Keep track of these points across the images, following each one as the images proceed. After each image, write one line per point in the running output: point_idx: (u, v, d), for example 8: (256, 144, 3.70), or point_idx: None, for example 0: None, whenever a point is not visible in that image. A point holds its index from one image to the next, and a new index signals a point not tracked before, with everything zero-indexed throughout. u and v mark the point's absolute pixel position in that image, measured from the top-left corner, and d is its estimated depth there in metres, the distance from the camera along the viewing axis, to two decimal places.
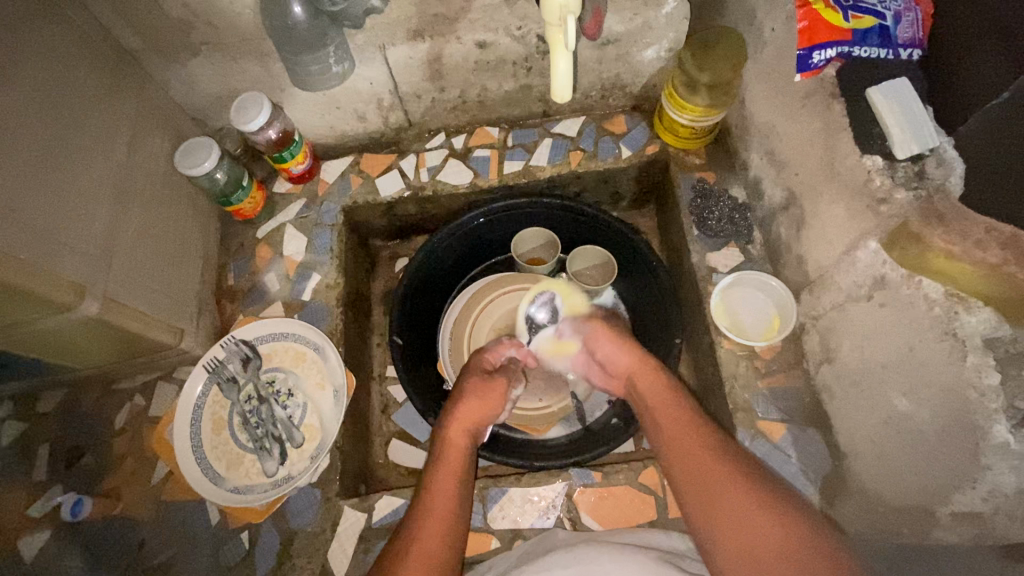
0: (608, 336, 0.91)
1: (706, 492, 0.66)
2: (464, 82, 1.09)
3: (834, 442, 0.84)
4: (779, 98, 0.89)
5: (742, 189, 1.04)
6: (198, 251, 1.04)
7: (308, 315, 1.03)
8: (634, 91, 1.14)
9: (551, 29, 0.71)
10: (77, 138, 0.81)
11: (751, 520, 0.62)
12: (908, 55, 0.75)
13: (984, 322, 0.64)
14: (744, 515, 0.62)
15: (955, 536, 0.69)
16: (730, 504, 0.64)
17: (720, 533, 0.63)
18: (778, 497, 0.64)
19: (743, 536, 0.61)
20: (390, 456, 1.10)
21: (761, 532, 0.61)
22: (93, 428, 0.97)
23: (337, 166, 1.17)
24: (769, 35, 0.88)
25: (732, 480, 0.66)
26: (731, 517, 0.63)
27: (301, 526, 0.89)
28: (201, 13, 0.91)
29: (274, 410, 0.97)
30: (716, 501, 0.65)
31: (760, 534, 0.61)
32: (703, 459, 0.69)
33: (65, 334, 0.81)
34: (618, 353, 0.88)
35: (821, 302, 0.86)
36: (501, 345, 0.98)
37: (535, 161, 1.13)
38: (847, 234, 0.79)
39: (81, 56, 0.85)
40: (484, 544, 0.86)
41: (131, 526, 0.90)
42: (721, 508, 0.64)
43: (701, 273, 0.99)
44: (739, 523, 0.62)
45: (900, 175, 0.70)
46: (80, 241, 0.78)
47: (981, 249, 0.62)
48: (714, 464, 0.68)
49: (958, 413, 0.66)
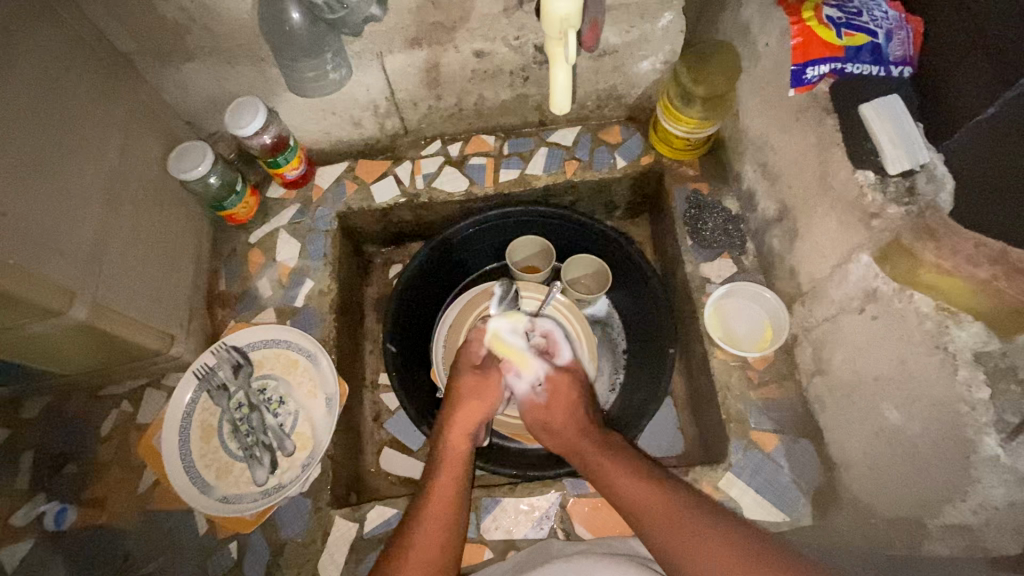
0: (557, 424, 0.89)
1: (660, 517, 0.70)
2: (461, 90, 1.09)
3: (826, 453, 0.85)
4: (773, 111, 0.91)
5: (735, 200, 1.05)
6: (190, 256, 1.03)
7: (300, 322, 1.03)
8: (629, 101, 1.15)
9: (552, 42, 0.71)
10: (69, 140, 0.80)
11: (711, 544, 0.66)
12: (900, 72, 0.77)
13: (975, 336, 0.64)
14: (701, 545, 0.66)
15: (947, 548, 0.69)
16: (684, 531, 0.68)
17: (685, 551, 0.66)
18: (743, 532, 0.67)
19: (704, 548, 0.66)
20: (382, 465, 1.09)
21: (715, 544, 0.66)
22: (78, 435, 0.95)
23: (332, 172, 1.16)
24: (763, 50, 0.89)
25: (690, 508, 0.70)
26: (690, 535, 0.67)
27: (292, 535, 0.88)
28: (198, 17, 0.91)
29: (266, 418, 0.96)
30: (677, 531, 0.68)
31: (719, 551, 0.65)
32: (660, 486, 0.74)
33: (52, 340, 0.79)
34: (567, 418, 0.89)
35: (814, 313, 0.87)
36: (483, 334, 0.97)
37: (531, 169, 1.14)
38: (841, 247, 0.80)
39: (76, 56, 0.85)
40: (478, 554, 0.86)
41: (116, 536, 0.89)
42: (688, 534, 0.67)
43: (694, 283, 1.00)
44: (698, 547, 0.66)
45: (891, 191, 0.71)
46: (70, 246, 0.77)
47: (970, 265, 0.62)
48: (670, 489, 0.73)
49: (948, 427, 0.67)
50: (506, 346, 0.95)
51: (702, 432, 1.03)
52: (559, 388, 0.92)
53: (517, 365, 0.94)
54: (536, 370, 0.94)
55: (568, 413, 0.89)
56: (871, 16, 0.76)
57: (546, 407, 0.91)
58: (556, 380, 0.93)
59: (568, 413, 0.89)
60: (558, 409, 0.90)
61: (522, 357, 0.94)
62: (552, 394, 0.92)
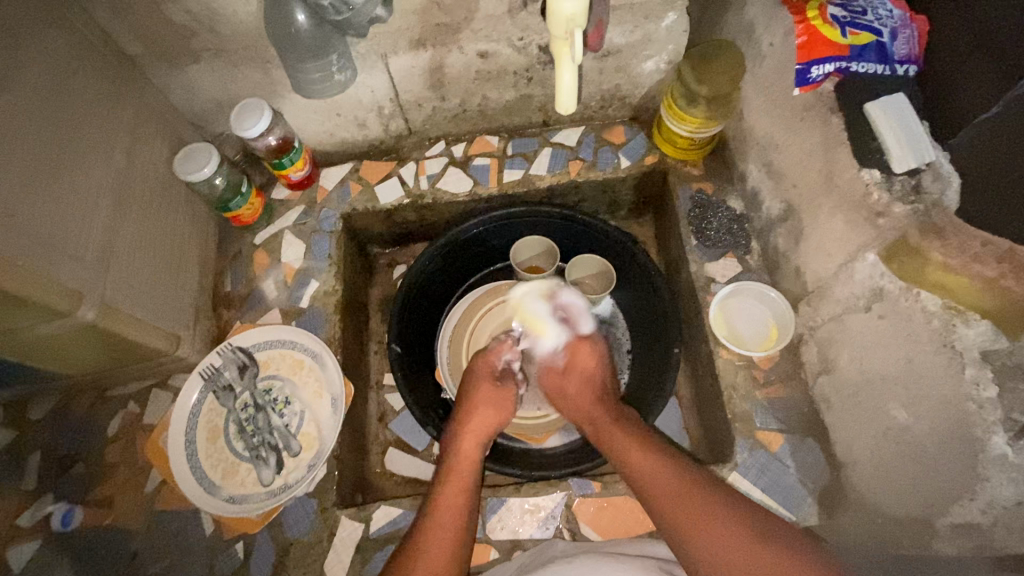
0: (575, 397, 0.92)
1: (672, 507, 0.69)
2: (465, 91, 1.09)
3: (833, 453, 0.85)
4: (777, 110, 0.91)
5: (740, 200, 1.04)
6: (196, 257, 1.03)
7: (306, 323, 1.03)
8: (633, 101, 1.15)
9: (557, 42, 0.72)
10: (76, 142, 0.80)
11: (727, 537, 0.64)
12: (904, 71, 0.76)
13: (982, 334, 0.64)
14: (716, 538, 0.65)
15: (955, 548, 0.68)
16: (699, 523, 0.66)
17: (698, 543, 0.65)
18: (759, 524, 0.65)
19: (718, 541, 0.64)
20: (387, 465, 1.09)
21: (729, 537, 0.64)
22: (84, 437, 0.95)
23: (336, 173, 1.17)
24: (768, 49, 0.89)
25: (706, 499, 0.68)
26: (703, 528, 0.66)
27: (298, 536, 0.88)
28: (203, 19, 0.91)
29: (272, 418, 0.97)
30: (692, 523, 0.67)
31: (733, 545, 0.64)
32: (677, 476, 0.72)
33: (59, 341, 0.80)
34: (580, 386, 0.92)
35: (819, 313, 0.87)
36: (503, 346, 0.98)
37: (535, 170, 1.14)
38: (847, 246, 0.79)
39: (83, 58, 0.85)
40: (484, 554, 0.86)
41: (123, 536, 0.89)
42: (697, 522, 0.66)
43: (699, 283, 1.00)
44: (714, 539, 0.65)
45: (897, 189, 0.71)
46: (78, 248, 0.77)
47: (978, 263, 0.63)
48: (687, 479, 0.71)
49: (955, 425, 0.66)
50: (528, 317, 1.03)
51: (707, 432, 1.03)
52: (577, 358, 0.95)
53: (536, 333, 1.00)
54: (554, 339, 0.98)
55: (591, 384, 0.92)
56: (876, 15, 0.76)
57: (564, 374, 0.95)
58: (574, 351, 0.95)
59: (589, 386, 0.92)
60: (574, 376, 0.93)
61: (541, 324, 1.01)
62: (571, 360, 0.95)
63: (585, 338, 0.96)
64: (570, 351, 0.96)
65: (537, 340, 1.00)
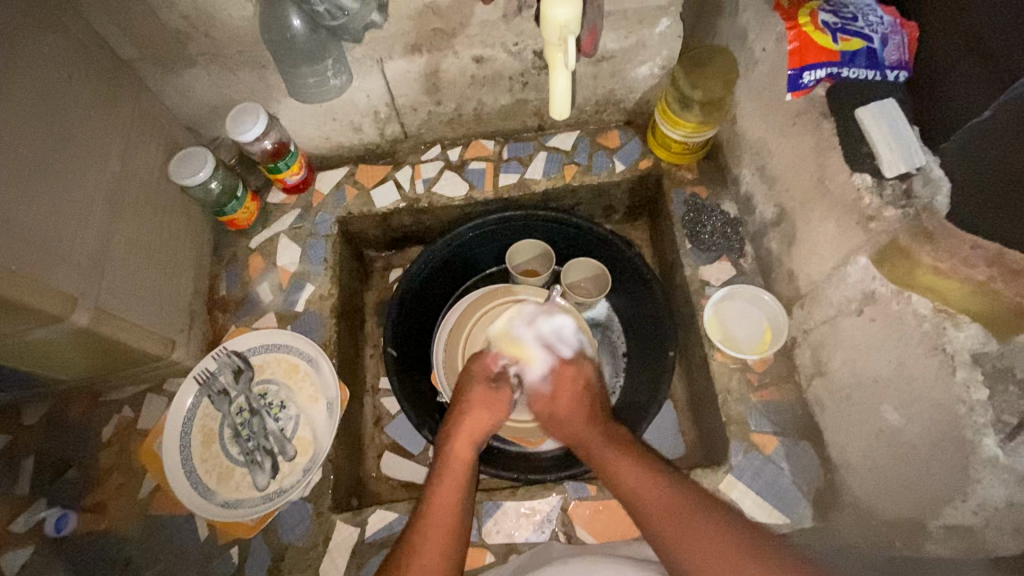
0: (566, 419, 0.89)
1: (660, 515, 0.70)
2: (461, 96, 1.10)
3: (827, 455, 0.85)
4: (770, 115, 0.91)
5: (734, 204, 1.05)
6: (191, 261, 1.03)
7: (302, 327, 1.03)
8: (627, 106, 1.16)
9: (551, 47, 0.72)
10: (71, 147, 0.80)
11: (713, 544, 0.65)
12: (895, 76, 0.77)
13: (972, 337, 0.65)
14: (703, 547, 0.66)
15: (949, 550, 0.68)
16: (686, 531, 0.68)
17: (683, 551, 0.67)
18: (747, 533, 0.66)
19: (702, 548, 0.66)
20: (383, 469, 1.09)
21: (714, 545, 0.65)
22: (79, 441, 0.95)
23: (332, 177, 1.17)
24: (760, 55, 0.90)
25: (694, 508, 0.69)
26: (690, 536, 0.67)
27: (293, 541, 0.88)
28: (199, 24, 0.91)
29: (267, 422, 0.96)
30: (680, 529, 0.68)
31: (718, 553, 0.65)
32: (665, 483, 0.73)
33: (52, 346, 0.79)
34: (571, 408, 0.89)
35: (813, 316, 0.87)
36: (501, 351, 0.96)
37: (530, 174, 1.14)
38: (839, 250, 0.80)
39: (79, 63, 0.85)
40: (479, 558, 0.86)
41: (117, 541, 0.89)
42: (689, 532, 0.67)
43: (694, 286, 1.00)
44: (699, 547, 0.66)
45: (888, 194, 0.72)
46: (72, 252, 0.77)
47: (967, 266, 0.63)
48: (674, 485, 0.73)
49: (946, 428, 0.67)
50: (511, 342, 0.97)
51: (702, 435, 1.03)
52: (564, 382, 0.91)
53: (522, 360, 0.94)
54: (541, 364, 0.93)
55: (583, 407, 0.89)
56: (867, 21, 0.77)
57: (553, 399, 0.91)
58: (563, 375, 0.92)
59: (581, 409, 0.88)
60: (563, 400, 0.90)
61: (526, 350, 0.95)
62: (558, 386, 0.92)
63: (573, 362, 0.93)
64: (557, 375, 0.92)
65: (525, 369, 0.94)
